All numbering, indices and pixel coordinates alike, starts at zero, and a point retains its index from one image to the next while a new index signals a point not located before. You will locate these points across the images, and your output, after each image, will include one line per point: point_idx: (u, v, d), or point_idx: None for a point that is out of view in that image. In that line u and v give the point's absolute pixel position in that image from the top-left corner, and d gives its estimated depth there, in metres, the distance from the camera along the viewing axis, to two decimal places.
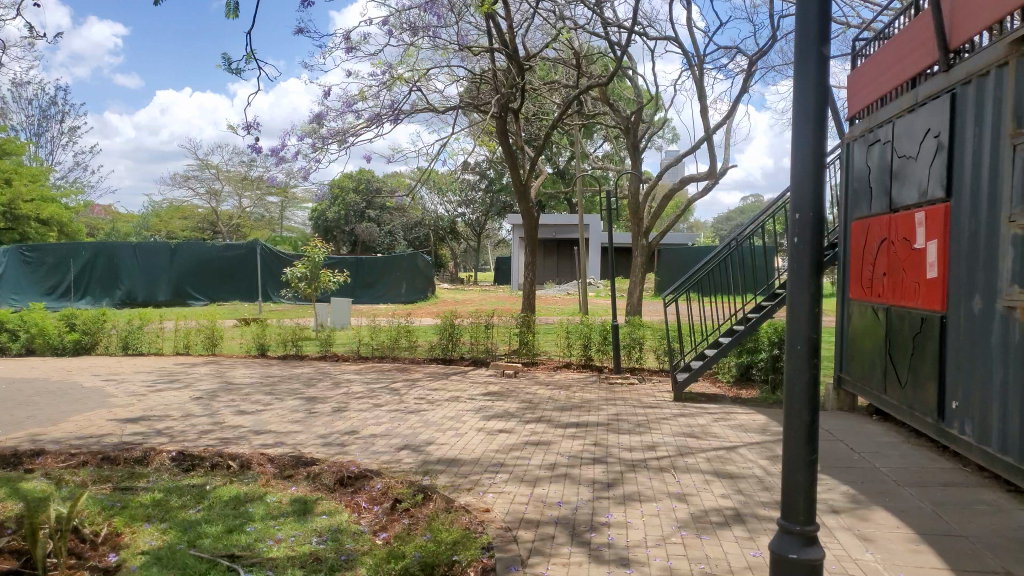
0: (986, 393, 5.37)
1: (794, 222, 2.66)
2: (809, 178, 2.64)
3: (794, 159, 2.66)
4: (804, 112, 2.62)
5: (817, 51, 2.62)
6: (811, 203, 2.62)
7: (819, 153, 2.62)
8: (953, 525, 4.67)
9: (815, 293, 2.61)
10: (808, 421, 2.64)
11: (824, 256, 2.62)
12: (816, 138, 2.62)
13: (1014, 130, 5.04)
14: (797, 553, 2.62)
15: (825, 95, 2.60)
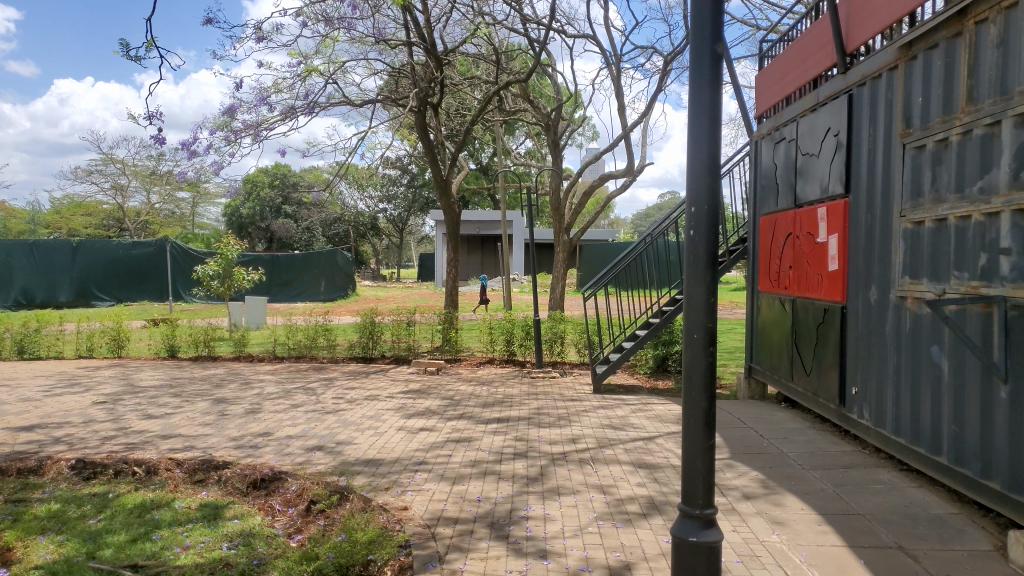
0: (882, 379, 5.67)
1: (690, 216, 2.74)
2: (704, 173, 2.73)
3: (690, 152, 2.74)
4: (699, 108, 2.70)
5: (712, 49, 2.70)
6: (706, 197, 2.71)
7: (714, 147, 2.71)
8: (851, 504, 4.93)
9: (710, 284, 2.70)
10: (706, 408, 2.72)
11: (718, 249, 2.70)
12: (711, 133, 2.70)
13: (904, 130, 5.33)
14: (696, 536, 2.69)
15: (719, 92, 2.69)
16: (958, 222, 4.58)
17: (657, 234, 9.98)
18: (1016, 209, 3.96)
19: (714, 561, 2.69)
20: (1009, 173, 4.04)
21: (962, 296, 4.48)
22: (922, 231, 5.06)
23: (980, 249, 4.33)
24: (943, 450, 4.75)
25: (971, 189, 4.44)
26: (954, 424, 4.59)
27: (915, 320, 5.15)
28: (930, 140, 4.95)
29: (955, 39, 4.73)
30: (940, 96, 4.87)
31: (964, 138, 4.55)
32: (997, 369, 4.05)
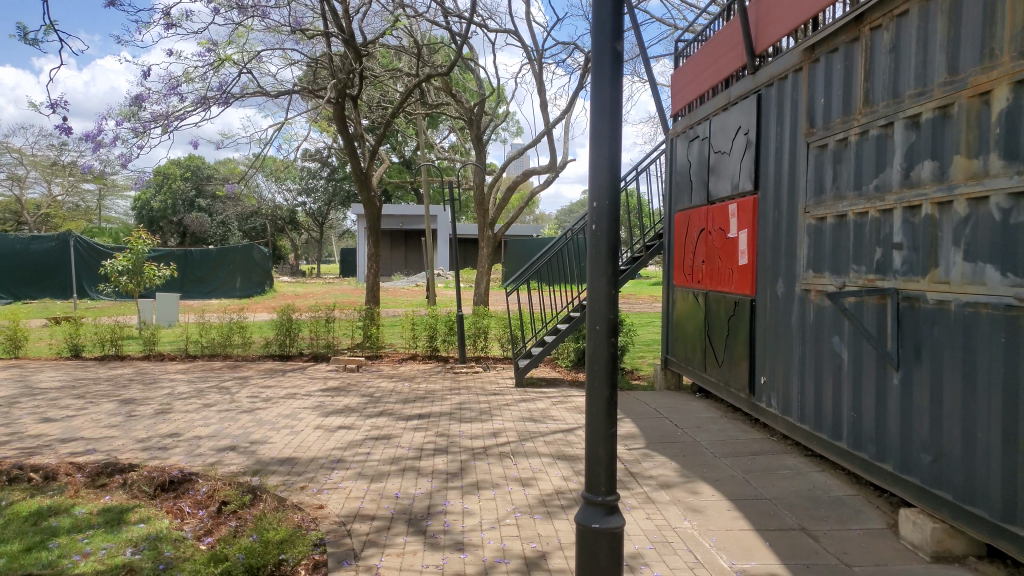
0: (788, 369, 5.91)
1: (592, 209, 2.78)
2: (606, 167, 2.78)
3: (593, 147, 2.78)
4: (601, 105, 2.75)
5: (613, 46, 2.75)
6: (607, 191, 2.76)
7: (615, 143, 2.76)
8: (759, 489, 5.14)
9: (611, 277, 2.76)
10: (608, 396, 2.77)
11: (618, 242, 2.77)
12: (612, 126, 2.75)
13: (808, 129, 5.57)
14: (599, 523, 2.75)
15: (619, 90, 2.75)
16: (856, 218, 4.82)
17: (577, 229, 10.09)
18: (907, 206, 4.18)
19: (616, 546, 2.75)
20: (900, 172, 4.27)
21: (860, 288, 4.70)
22: (824, 227, 5.30)
23: (876, 243, 4.56)
24: (843, 435, 4.99)
25: (868, 187, 4.67)
26: (853, 410, 4.83)
27: (818, 312, 5.39)
28: (831, 140, 5.18)
29: (853, 43, 4.97)
30: (840, 99, 5.11)
31: (862, 138, 4.79)
32: (890, 357, 4.28)
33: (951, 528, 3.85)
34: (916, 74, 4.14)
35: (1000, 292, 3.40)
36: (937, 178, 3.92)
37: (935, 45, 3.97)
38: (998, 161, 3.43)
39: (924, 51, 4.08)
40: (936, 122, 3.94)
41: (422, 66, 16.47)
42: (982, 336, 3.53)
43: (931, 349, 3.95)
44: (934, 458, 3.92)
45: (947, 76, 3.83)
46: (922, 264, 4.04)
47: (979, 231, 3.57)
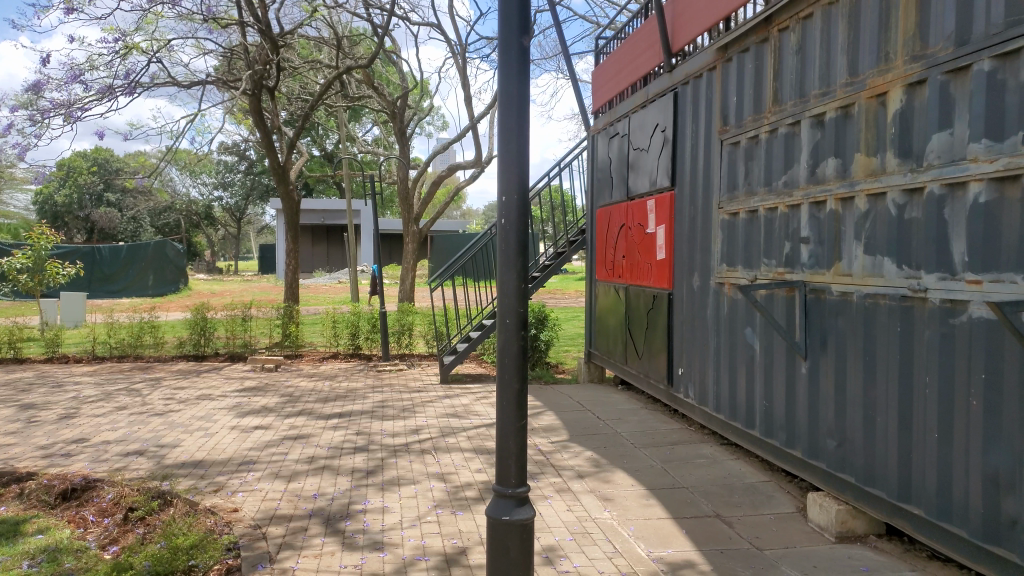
0: (704, 360, 6.07)
1: (501, 205, 2.79)
2: (515, 161, 2.78)
3: (501, 143, 2.78)
4: (508, 102, 2.75)
5: (519, 42, 2.76)
6: (515, 188, 2.77)
7: (523, 140, 2.76)
8: (676, 478, 5.27)
9: (521, 270, 2.77)
10: (519, 389, 2.79)
11: (528, 237, 2.78)
12: (519, 122, 2.75)
13: (722, 127, 5.71)
14: (509, 515, 2.76)
15: (526, 86, 2.76)
16: (767, 213, 4.98)
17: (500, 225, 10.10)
18: (813, 202, 4.34)
19: (526, 538, 2.77)
20: (806, 169, 4.43)
21: (770, 281, 4.87)
22: (737, 222, 5.45)
23: (785, 238, 4.72)
24: (755, 423, 5.17)
25: (777, 183, 4.83)
26: (764, 399, 5.00)
27: (732, 305, 5.54)
28: (743, 138, 5.34)
29: (763, 44, 5.13)
30: (751, 98, 5.26)
31: (771, 136, 4.95)
32: (798, 347, 4.44)
33: (853, 509, 4.04)
34: (820, 74, 4.31)
35: (897, 283, 3.57)
36: (840, 175, 4.09)
37: (837, 47, 4.14)
38: (894, 159, 3.60)
39: (828, 53, 4.24)
40: (838, 121, 4.11)
41: (343, 58, 16.17)
42: (882, 325, 3.70)
43: (837, 339, 4.12)
44: (839, 443, 4.10)
45: (849, 77, 4.00)
46: (828, 257, 4.20)
47: (878, 226, 3.74)
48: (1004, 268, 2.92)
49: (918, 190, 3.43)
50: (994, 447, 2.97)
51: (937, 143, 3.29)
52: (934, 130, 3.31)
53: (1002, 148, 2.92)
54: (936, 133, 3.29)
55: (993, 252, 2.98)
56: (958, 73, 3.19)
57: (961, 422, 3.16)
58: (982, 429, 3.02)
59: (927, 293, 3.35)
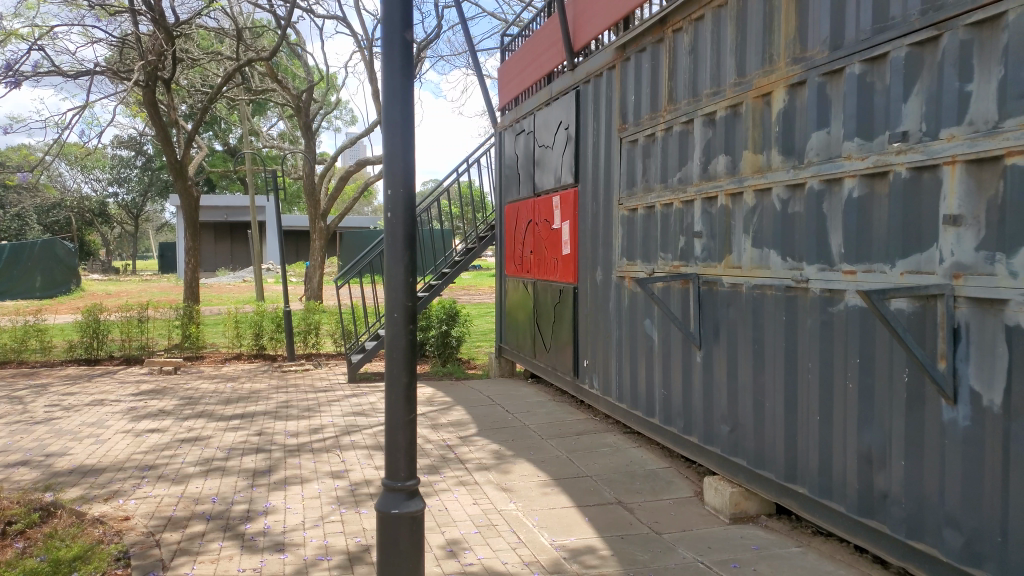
0: (607, 352, 6.22)
1: (387, 198, 2.78)
2: (400, 155, 2.78)
3: (386, 136, 2.77)
4: (392, 94, 2.74)
5: (402, 36, 2.76)
6: (401, 181, 2.77)
7: (408, 133, 2.77)
8: (580, 467, 5.39)
9: (408, 263, 2.77)
10: (407, 383, 2.78)
11: (415, 230, 2.79)
12: (403, 115, 2.76)
13: (621, 125, 5.86)
14: (398, 508, 2.76)
15: (410, 80, 2.76)
16: (664, 209, 5.14)
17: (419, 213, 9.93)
18: (705, 197, 4.52)
19: (417, 529, 2.78)
20: (699, 165, 4.60)
21: (666, 274, 5.03)
22: (636, 217, 5.60)
23: (679, 233, 4.89)
24: (656, 412, 5.33)
25: (672, 179, 5.00)
26: (663, 388, 5.17)
27: (631, 298, 5.70)
28: (641, 136, 5.49)
29: (658, 44, 5.29)
30: (648, 97, 5.42)
31: (667, 134, 5.12)
32: (693, 337, 4.62)
33: (746, 491, 4.23)
34: (711, 75, 4.48)
35: (781, 274, 3.76)
36: (730, 171, 4.27)
37: (726, 48, 4.31)
38: (778, 156, 3.78)
39: (717, 54, 4.42)
40: (728, 119, 4.28)
41: (244, 50, 15.65)
42: (769, 315, 3.89)
43: (727, 328, 4.31)
44: (731, 429, 4.29)
45: (737, 78, 4.18)
46: (719, 250, 4.38)
47: (764, 220, 3.93)
48: (874, 258, 3.10)
49: (799, 186, 3.62)
50: (868, 426, 3.17)
51: (816, 141, 3.47)
52: (813, 129, 3.49)
53: (872, 146, 3.10)
54: (815, 131, 3.48)
55: (864, 244, 3.16)
56: (833, 76, 3.39)
57: (839, 403, 3.36)
58: (857, 409, 3.22)
59: (808, 283, 3.54)
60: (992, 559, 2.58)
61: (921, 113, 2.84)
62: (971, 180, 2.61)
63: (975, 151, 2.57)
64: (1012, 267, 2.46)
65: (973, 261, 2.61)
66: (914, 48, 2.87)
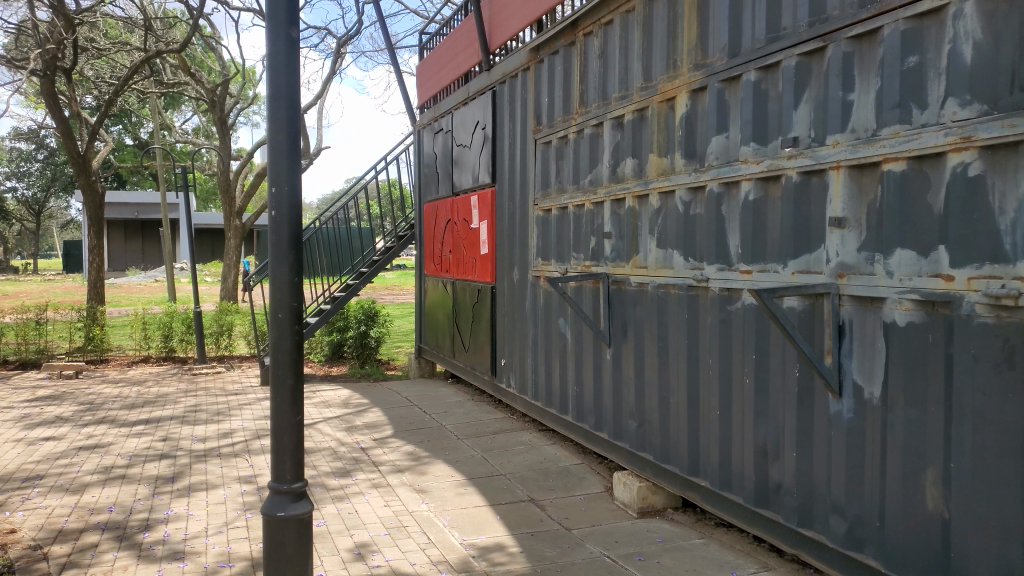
0: (523, 352, 6.27)
1: (272, 196, 2.72)
2: (284, 154, 2.73)
3: (269, 133, 2.72)
4: (273, 92, 2.70)
5: (287, 33, 2.73)
6: (286, 178, 2.72)
7: (293, 131, 2.73)
8: (494, 466, 5.42)
9: (293, 264, 2.73)
10: (293, 385, 2.75)
11: (301, 230, 2.75)
12: (288, 114, 2.71)
13: (536, 127, 5.91)
14: (284, 511, 2.71)
15: (294, 78, 2.73)
16: (576, 209, 5.22)
17: (340, 209, 9.70)
18: (614, 199, 4.61)
19: (304, 531, 2.74)
20: (609, 168, 4.69)
21: (579, 274, 5.11)
22: (550, 218, 5.67)
23: (591, 233, 4.98)
24: (569, 409, 5.41)
25: (584, 181, 5.08)
26: (576, 386, 5.24)
27: (546, 297, 5.76)
28: (555, 138, 5.56)
29: (570, 48, 5.36)
30: (561, 99, 5.49)
31: (579, 136, 5.20)
32: (603, 336, 4.71)
33: (653, 486, 4.33)
34: (620, 79, 4.57)
35: (683, 274, 3.88)
36: (637, 173, 4.36)
37: (634, 53, 4.42)
38: (681, 160, 3.89)
39: (625, 59, 4.51)
40: (635, 122, 4.38)
41: (154, 41, 15.07)
42: (673, 313, 4.00)
43: (635, 327, 4.41)
44: (639, 425, 4.40)
45: (643, 82, 4.27)
46: (627, 251, 4.48)
47: (668, 222, 4.04)
48: (769, 259, 3.23)
49: (700, 188, 3.74)
50: (764, 420, 3.30)
51: (716, 145, 3.59)
52: (713, 134, 3.61)
53: (766, 151, 3.23)
54: (715, 136, 3.60)
55: (759, 245, 3.29)
56: (731, 82, 3.51)
57: (738, 399, 3.49)
58: (753, 404, 3.35)
59: (708, 282, 3.66)
60: (873, 543, 2.72)
61: (809, 120, 2.98)
62: (853, 184, 2.76)
63: (857, 157, 2.71)
64: (889, 267, 2.60)
65: (856, 261, 2.75)
66: (803, 58, 3.01)
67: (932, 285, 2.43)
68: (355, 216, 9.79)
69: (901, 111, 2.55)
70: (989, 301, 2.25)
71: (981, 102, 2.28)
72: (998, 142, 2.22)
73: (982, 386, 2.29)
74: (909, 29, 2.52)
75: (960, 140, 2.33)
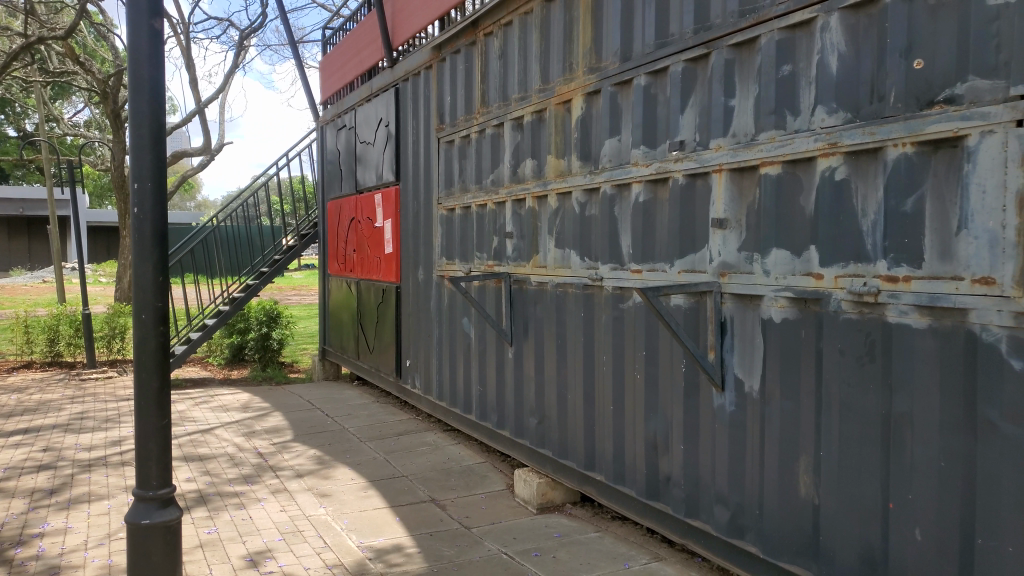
0: (428, 351, 6.24)
1: (134, 192, 2.71)
2: (148, 148, 2.72)
3: (131, 127, 2.70)
4: (136, 87, 2.68)
5: (150, 23, 2.71)
6: (149, 173, 2.71)
7: (157, 122, 2.73)
8: (396, 468, 5.37)
9: (157, 262, 2.74)
10: (159, 387, 2.75)
11: (166, 227, 2.76)
12: (151, 109, 2.71)
13: (439, 125, 5.89)
14: (149, 518, 2.70)
15: (159, 72, 2.72)
16: (478, 209, 5.23)
17: (248, 203, 9.44)
18: (515, 199, 4.65)
19: (171, 538, 2.75)
20: (509, 168, 4.72)
21: (482, 274, 5.12)
22: (454, 217, 5.66)
23: (493, 233, 5.00)
24: (472, 409, 5.42)
25: (486, 180, 5.10)
26: (479, 385, 5.26)
27: (450, 296, 5.75)
28: (457, 137, 5.56)
29: (471, 47, 5.37)
30: (463, 98, 5.49)
31: (481, 136, 5.21)
32: (505, 334, 4.74)
33: (553, 481, 4.39)
34: (519, 80, 4.61)
35: (580, 273, 3.95)
36: (536, 174, 4.41)
37: (532, 55, 4.47)
38: (577, 162, 3.96)
39: (524, 60, 4.56)
40: (534, 124, 4.43)
41: (38, 27, 14.23)
42: (570, 312, 4.07)
43: (535, 325, 4.46)
44: (539, 422, 4.46)
45: (541, 84, 4.33)
46: (528, 251, 4.53)
47: (566, 222, 4.10)
48: (657, 259, 3.33)
49: (594, 189, 3.82)
50: (653, 414, 3.40)
51: (609, 148, 3.67)
52: (607, 136, 3.69)
53: (655, 154, 3.33)
54: (608, 139, 3.68)
55: (649, 246, 3.39)
56: (623, 86, 3.60)
57: (630, 394, 3.58)
58: (644, 399, 3.45)
59: (603, 281, 3.74)
60: (752, 530, 2.85)
61: (694, 125, 3.09)
62: (734, 187, 2.88)
63: (737, 161, 2.83)
64: (766, 266, 2.72)
65: (736, 261, 2.87)
66: (689, 64, 3.12)
67: (804, 283, 2.57)
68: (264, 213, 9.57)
69: (776, 117, 2.68)
70: (853, 299, 2.39)
71: (845, 110, 2.42)
72: (861, 148, 2.36)
73: (848, 378, 2.43)
74: (783, 39, 2.64)
75: (828, 146, 2.46)
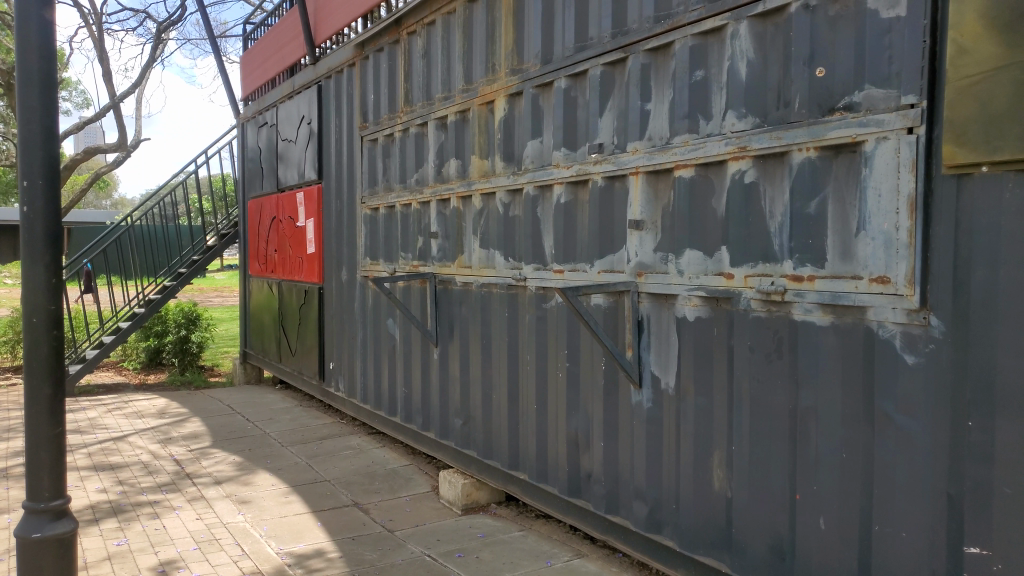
0: (352, 353, 6.15)
1: (23, 190, 2.58)
2: (38, 145, 2.60)
3: (20, 122, 2.57)
4: (25, 81, 2.56)
5: (41, 13, 2.58)
6: (40, 171, 2.59)
7: (48, 117, 2.61)
8: (319, 472, 5.27)
9: (49, 264, 2.62)
10: (52, 393, 2.62)
11: (58, 227, 2.65)
12: (43, 103, 2.59)
13: (362, 124, 5.82)
14: (40, 532, 2.59)
15: (51, 65, 2.60)
16: (403, 209, 5.19)
17: (166, 202, 9.10)
18: (439, 199, 4.63)
19: (63, 551, 2.64)
20: (433, 168, 4.70)
21: (406, 274, 5.08)
22: (378, 217, 5.60)
23: (417, 233, 4.96)
24: (397, 411, 5.37)
25: (410, 180, 5.06)
26: (404, 387, 5.22)
27: (374, 297, 5.69)
28: (381, 136, 5.50)
29: (395, 45, 5.33)
30: (386, 97, 5.43)
31: (404, 135, 5.17)
32: (430, 335, 4.72)
33: (477, 482, 4.39)
34: (443, 79, 4.60)
35: (504, 273, 3.97)
36: (461, 174, 4.40)
37: (455, 54, 4.46)
38: (500, 162, 3.97)
39: (448, 59, 4.54)
40: (457, 123, 4.42)
41: None
42: (494, 312, 4.08)
43: (460, 325, 4.45)
44: (464, 422, 4.45)
45: (464, 84, 4.32)
46: (452, 251, 4.52)
47: (490, 222, 4.11)
48: (578, 259, 3.37)
49: (517, 190, 3.84)
50: (575, 413, 3.44)
51: (531, 149, 3.69)
52: (529, 137, 3.71)
53: (575, 156, 3.37)
54: (530, 140, 3.70)
55: (570, 246, 3.42)
56: (545, 88, 3.63)
57: (553, 392, 3.61)
58: (566, 397, 3.48)
59: (526, 281, 3.76)
60: (669, 524, 2.91)
61: (612, 127, 3.14)
62: (650, 189, 2.94)
63: (653, 163, 2.89)
64: (680, 266, 2.79)
65: (652, 261, 2.93)
66: (608, 67, 3.17)
67: (715, 282, 2.64)
68: (183, 212, 9.25)
69: (690, 121, 2.75)
70: (761, 297, 2.47)
71: (754, 115, 2.50)
72: (768, 152, 2.44)
73: (758, 374, 2.51)
74: (696, 45, 2.71)
75: (737, 150, 2.54)
